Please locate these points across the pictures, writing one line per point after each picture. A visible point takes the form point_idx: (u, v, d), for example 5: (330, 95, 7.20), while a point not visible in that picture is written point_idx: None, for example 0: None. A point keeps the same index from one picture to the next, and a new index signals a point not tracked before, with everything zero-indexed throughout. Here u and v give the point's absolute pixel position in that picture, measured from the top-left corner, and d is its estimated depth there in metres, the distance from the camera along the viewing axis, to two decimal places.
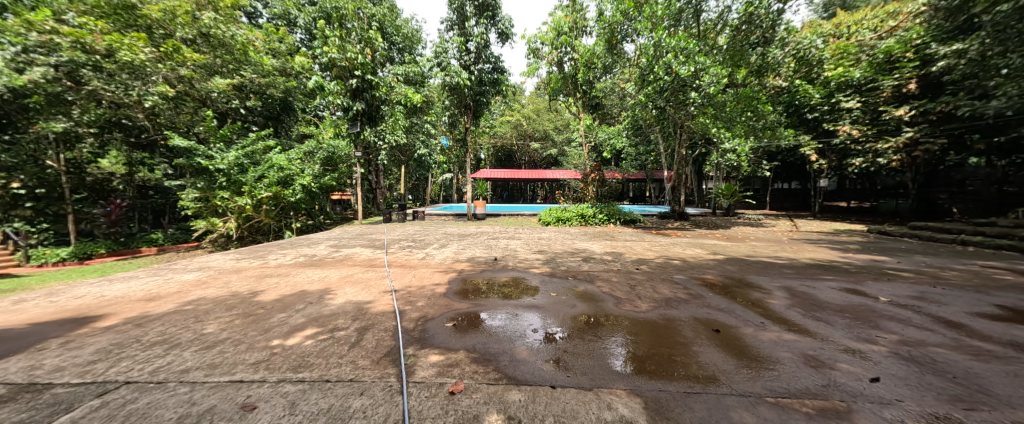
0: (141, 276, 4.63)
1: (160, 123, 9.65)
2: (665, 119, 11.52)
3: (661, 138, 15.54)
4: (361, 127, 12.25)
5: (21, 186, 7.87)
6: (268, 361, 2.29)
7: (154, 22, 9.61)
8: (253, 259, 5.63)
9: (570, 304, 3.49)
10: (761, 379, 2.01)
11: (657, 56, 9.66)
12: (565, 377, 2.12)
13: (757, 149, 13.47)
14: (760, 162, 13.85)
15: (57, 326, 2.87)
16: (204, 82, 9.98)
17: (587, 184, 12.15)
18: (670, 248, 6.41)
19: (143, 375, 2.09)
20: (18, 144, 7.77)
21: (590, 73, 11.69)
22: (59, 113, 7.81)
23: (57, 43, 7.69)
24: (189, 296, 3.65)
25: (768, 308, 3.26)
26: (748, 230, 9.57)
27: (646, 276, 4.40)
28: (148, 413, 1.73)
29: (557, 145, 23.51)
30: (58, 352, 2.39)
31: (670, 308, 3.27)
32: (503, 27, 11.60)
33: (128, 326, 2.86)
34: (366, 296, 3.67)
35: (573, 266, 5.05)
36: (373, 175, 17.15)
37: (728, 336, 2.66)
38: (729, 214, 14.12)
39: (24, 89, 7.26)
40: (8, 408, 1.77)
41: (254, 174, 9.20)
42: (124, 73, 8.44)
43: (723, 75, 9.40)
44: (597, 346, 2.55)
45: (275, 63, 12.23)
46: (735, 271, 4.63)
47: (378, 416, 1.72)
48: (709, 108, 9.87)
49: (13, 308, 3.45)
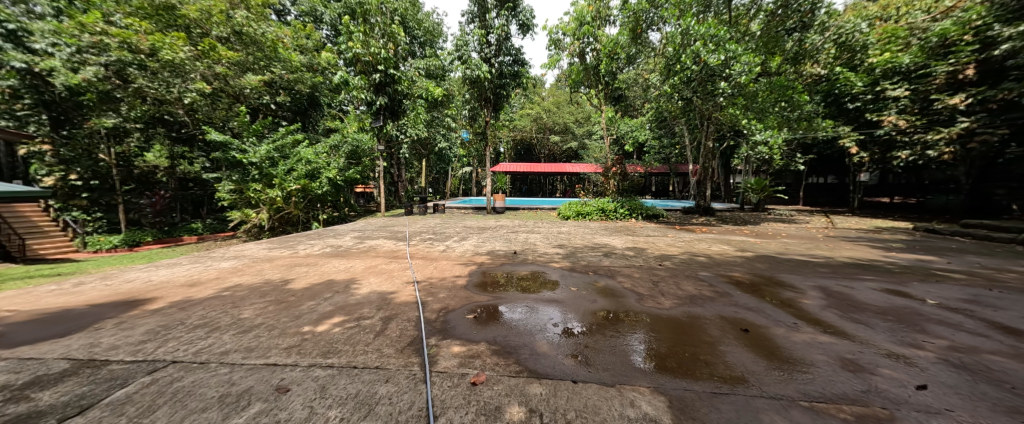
0: (183, 263, 4.93)
1: (199, 119, 10.17)
2: (691, 111, 10.91)
3: (686, 130, 14.91)
4: (384, 121, 12.37)
5: (79, 178, 9.00)
6: (299, 346, 2.40)
7: (192, 22, 10.16)
8: (284, 249, 5.89)
9: (590, 299, 3.46)
10: (794, 381, 1.93)
11: (684, 45, 9.15)
12: (586, 372, 2.10)
13: (792, 141, 12.73)
14: (793, 156, 13.15)
15: (111, 308, 3.09)
16: (237, 79, 10.45)
17: (608, 178, 11.90)
18: (695, 244, 6.19)
19: (187, 355, 2.23)
20: (74, 139, 8.57)
21: (613, 63, 11.32)
22: (109, 110, 8.58)
23: (106, 44, 8.45)
24: (226, 282, 3.87)
25: (800, 308, 3.10)
26: (778, 227, 9.13)
27: (670, 273, 4.28)
28: (192, 392, 1.86)
29: (577, 138, 22.88)
30: (112, 332, 2.58)
31: (695, 306, 3.17)
32: (524, 18, 11.43)
33: (172, 310, 3.05)
34: (389, 287, 3.76)
35: (593, 260, 4.99)
36: (395, 168, 17.46)
37: (758, 336, 2.56)
38: (759, 208, 13.61)
39: (80, 88, 8.11)
40: (73, 381, 1.93)
41: (284, 168, 9.55)
42: (166, 71, 9.02)
43: (756, 63, 8.88)
44: (619, 342, 2.51)
45: (302, 59, 12.42)
46: (763, 269, 4.43)
47: (403, 404, 1.78)
48: (739, 99, 9.40)
49: (73, 290, 3.75)
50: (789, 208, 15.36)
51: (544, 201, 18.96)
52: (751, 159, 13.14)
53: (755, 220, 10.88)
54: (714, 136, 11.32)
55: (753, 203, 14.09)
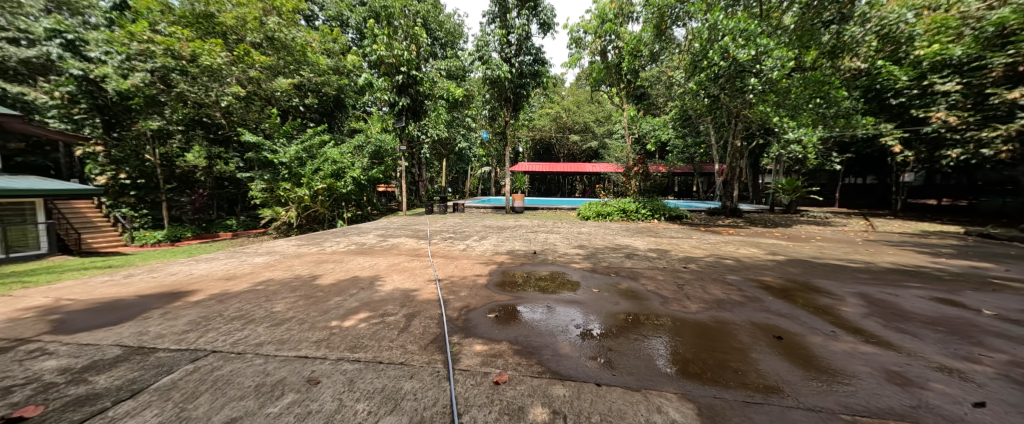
0: (220, 257, 5.20)
1: (234, 121, 10.70)
2: (717, 109, 10.53)
3: (712, 129, 14.39)
4: (406, 122, 12.59)
5: (128, 177, 9.69)
6: (327, 340, 2.47)
7: (229, 29, 10.71)
8: (312, 245, 6.11)
9: (612, 300, 3.40)
10: (833, 393, 1.82)
11: (713, 40, 8.79)
12: (610, 375, 2.07)
13: (828, 140, 12.06)
14: (829, 154, 12.48)
15: (156, 299, 3.30)
16: (269, 83, 10.87)
17: (629, 178, 11.69)
18: (721, 246, 5.98)
19: (225, 346, 2.35)
20: (124, 141, 9.43)
21: (636, 61, 11.08)
22: (155, 113, 9.33)
23: (152, 51, 9.03)
24: (259, 277, 4.06)
25: (839, 315, 2.93)
26: (812, 229, 8.67)
27: (695, 275, 4.15)
28: (231, 380, 1.95)
29: (597, 137, 22.54)
30: (158, 322, 2.74)
31: (723, 310, 3.06)
32: (545, 17, 11.37)
33: (211, 301, 3.22)
34: (412, 284, 3.83)
35: (614, 262, 4.91)
36: (416, 168, 17.78)
37: (792, 344, 2.44)
38: (790, 210, 12.97)
39: (129, 93, 8.78)
40: (125, 366, 2.07)
41: (311, 167, 9.89)
42: (204, 76, 9.53)
43: (790, 57, 8.43)
44: (643, 345, 2.45)
45: (329, 63, 12.78)
46: (797, 274, 4.22)
47: (428, 400, 1.81)
48: (770, 96, 9.02)
49: (123, 281, 4.04)
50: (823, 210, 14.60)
51: (567, 201, 18.81)
52: (782, 158, 12.54)
53: (786, 222, 10.38)
54: (742, 135, 10.91)
55: (784, 204, 13.45)
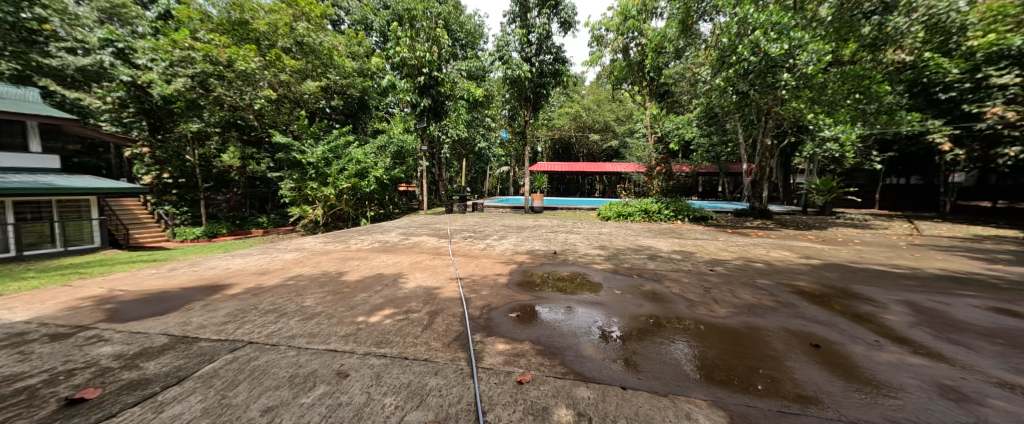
0: (253, 253, 5.46)
1: (265, 123, 11.23)
2: (746, 106, 10.14)
3: (740, 127, 13.86)
4: (427, 122, 12.79)
5: (170, 177, 10.57)
6: (355, 335, 2.55)
7: (262, 35, 11.24)
8: (338, 243, 6.31)
9: (635, 303, 3.33)
10: (878, 407, 1.72)
11: (742, 35, 8.42)
12: (635, 378, 2.02)
13: (867, 137, 11.37)
14: (869, 154, 11.78)
15: (197, 291, 3.50)
16: (298, 86, 11.31)
17: (652, 178, 11.45)
18: (750, 249, 5.74)
19: (261, 337, 2.46)
20: (166, 143, 10.12)
21: (660, 58, 10.82)
22: (194, 116, 9.91)
23: (192, 57, 9.53)
24: (289, 272, 4.22)
25: (882, 324, 2.76)
26: (850, 232, 8.20)
27: (722, 279, 4.01)
28: (267, 371, 2.04)
29: (618, 136, 22.18)
30: (199, 313, 2.90)
31: (754, 316, 2.94)
32: (566, 15, 11.28)
33: (246, 295, 3.37)
34: (434, 282, 3.88)
35: (637, 263, 4.81)
36: (436, 168, 18.06)
37: (831, 353, 2.32)
38: (825, 212, 12.33)
39: (172, 97, 9.36)
40: (172, 354, 2.21)
41: (337, 167, 10.21)
42: (239, 80, 10.01)
43: (826, 50, 8.00)
44: (670, 350, 2.38)
45: (354, 65, 13.13)
46: (833, 279, 4.00)
47: (453, 397, 1.82)
48: (804, 91, 8.59)
49: (167, 274, 4.31)
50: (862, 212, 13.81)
51: (586, 201, 18.59)
52: (816, 157, 11.94)
53: (821, 224, 9.88)
54: (773, 132, 10.53)
55: (819, 206, 12.80)
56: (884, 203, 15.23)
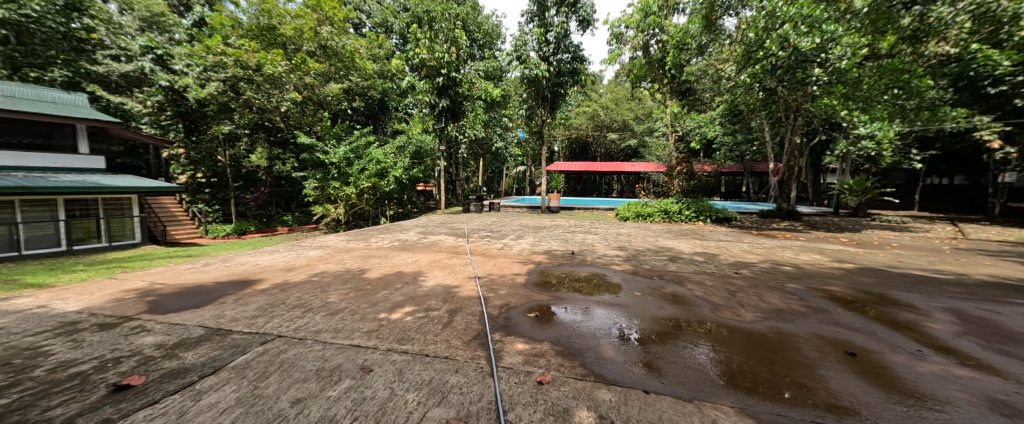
0: (280, 250, 5.67)
1: (291, 125, 11.65)
2: (773, 103, 9.77)
3: (767, 126, 13.36)
4: (445, 123, 12.93)
5: (203, 176, 11.20)
6: (377, 331, 2.60)
7: (288, 39, 11.63)
8: (359, 241, 6.47)
9: (656, 305, 3.26)
10: (923, 420, 1.62)
11: (771, 29, 8.04)
12: (658, 382, 1.98)
13: (906, 135, 10.74)
14: (908, 152, 11.12)
15: (229, 286, 3.66)
16: (322, 88, 11.64)
17: (671, 178, 11.23)
18: (777, 252, 5.52)
19: (289, 331, 2.55)
20: (199, 145, 10.71)
21: (682, 54, 10.54)
22: (225, 118, 10.51)
23: (223, 62, 9.99)
24: (314, 269, 4.35)
25: (925, 333, 2.60)
26: (886, 235, 7.77)
27: (748, 282, 3.87)
28: (295, 363, 2.11)
29: (637, 135, 21.81)
30: (231, 307, 3.03)
31: (783, 321, 2.83)
32: (585, 13, 11.17)
33: (274, 290, 3.50)
34: (453, 281, 3.92)
35: (657, 265, 4.71)
36: (453, 168, 18.26)
37: (868, 362, 2.20)
38: (859, 214, 11.74)
39: (206, 100, 9.88)
40: (210, 345, 2.33)
41: (358, 167, 10.47)
42: (267, 84, 10.42)
43: (862, 44, 7.60)
44: (693, 354, 2.32)
45: (375, 67, 13.41)
46: (869, 284, 3.79)
47: (474, 395, 1.83)
48: (837, 87, 8.18)
49: (201, 268, 4.53)
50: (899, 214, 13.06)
51: (603, 201, 18.38)
52: (848, 156, 11.39)
53: (855, 226, 9.41)
54: (802, 130, 10.15)
55: (852, 207, 12.19)
56: (924, 205, 14.33)
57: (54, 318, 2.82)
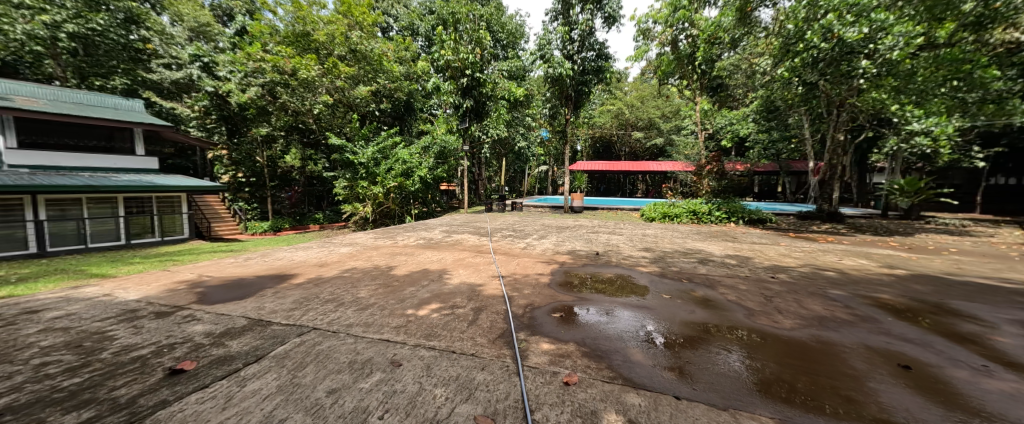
0: (313, 246, 5.93)
1: (323, 127, 12.16)
2: (814, 98, 9.20)
3: (807, 122, 12.61)
4: (469, 123, 13.05)
5: (244, 177, 12.01)
6: (405, 327, 2.67)
7: (321, 45, 12.14)
8: (386, 239, 6.66)
9: (686, 309, 3.16)
10: None
11: (813, 19, 7.57)
12: (690, 389, 1.91)
13: (967, 131, 9.81)
14: (970, 149, 10.16)
15: (268, 279, 3.87)
16: (351, 91, 12.06)
17: (701, 177, 10.84)
18: (818, 256, 5.19)
19: (323, 324, 2.66)
20: (239, 147, 11.31)
21: (713, 49, 10.14)
22: (263, 122, 11.10)
23: (262, 68, 10.60)
24: (345, 265, 4.52)
25: (992, 348, 2.36)
26: (943, 240, 7.14)
27: (785, 288, 3.66)
28: (329, 355, 2.20)
29: (663, 134, 21.19)
30: (270, 299, 3.20)
31: (825, 330, 2.66)
32: (611, 9, 10.95)
33: (309, 285, 3.67)
34: (477, 279, 3.96)
35: (686, 267, 4.55)
36: (476, 167, 18.46)
37: (925, 376, 2.02)
38: (910, 216, 10.89)
39: (247, 104, 10.54)
40: (252, 335, 2.47)
41: (385, 167, 10.78)
42: (301, 87, 10.96)
43: (919, 32, 6.97)
44: (727, 361, 2.22)
45: (402, 70, 13.74)
46: (924, 293, 3.49)
47: (500, 393, 1.84)
48: (886, 79, 7.58)
49: (243, 262, 4.82)
50: (958, 217, 11.99)
51: (627, 201, 17.99)
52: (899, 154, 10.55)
53: (907, 230, 8.71)
54: (847, 126, 9.52)
55: (903, 209, 11.31)
56: (987, 207, 13.07)
57: (117, 306, 3.08)
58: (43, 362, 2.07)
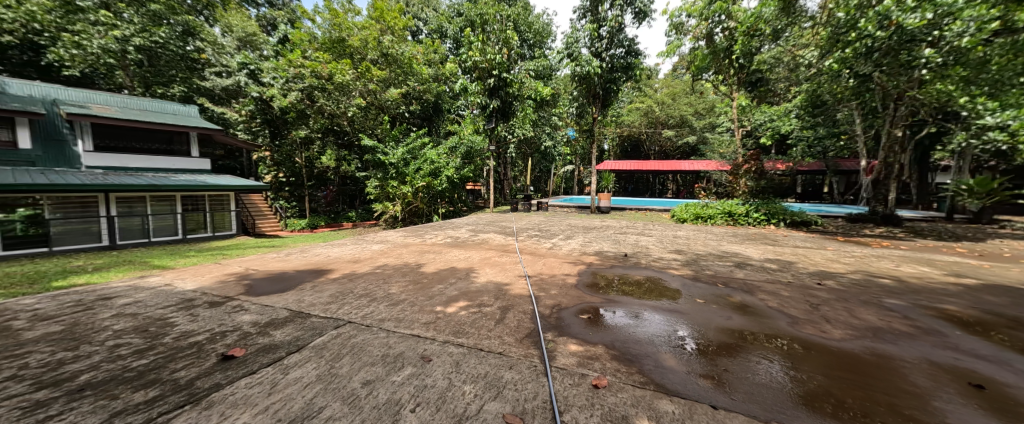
0: (347, 243, 6.21)
1: (356, 128, 12.65)
2: (868, 91, 8.51)
3: (859, 118, 11.67)
4: (495, 123, 13.13)
5: (285, 177, 12.93)
6: (435, 323, 2.73)
7: (355, 50, 12.69)
8: (415, 237, 6.84)
9: (723, 314, 3.01)
10: None
11: (867, 5, 7.00)
12: (727, 399, 1.81)
13: None
14: None
15: (306, 274, 4.09)
16: (382, 94, 12.49)
17: (737, 177, 10.32)
18: (872, 262, 4.78)
19: (357, 318, 2.77)
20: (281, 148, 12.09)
21: (752, 42, 9.62)
22: (303, 124, 11.82)
23: (302, 74, 11.35)
24: (376, 262, 4.69)
25: None
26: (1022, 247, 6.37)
27: (833, 295, 3.40)
28: (363, 348, 2.29)
29: (696, 132, 20.35)
30: (309, 293, 3.38)
31: (881, 342, 2.44)
32: (641, 4, 10.67)
33: (344, 280, 3.84)
34: (504, 278, 3.99)
35: (721, 271, 4.35)
36: (501, 167, 18.58)
37: (1003, 398, 1.80)
38: (981, 220, 9.83)
39: (289, 107, 11.32)
40: (293, 325, 2.61)
41: (414, 167, 11.07)
42: (337, 91, 11.53)
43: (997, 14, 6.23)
44: (767, 371, 2.09)
45: (431, 72, 14.08)
46: (1001, 305, 3.12)
47: (528, 393, 1.84)
48: (956, 69, 6.84)
49: (284, 257, 5.13)
50: None
51: (656, 202, 17.46)
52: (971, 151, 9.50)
53: (977, 235, 7.85)
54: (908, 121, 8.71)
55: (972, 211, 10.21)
56: None
57: (176, 295, 3.37)
58: (117, 344, 2.31)
